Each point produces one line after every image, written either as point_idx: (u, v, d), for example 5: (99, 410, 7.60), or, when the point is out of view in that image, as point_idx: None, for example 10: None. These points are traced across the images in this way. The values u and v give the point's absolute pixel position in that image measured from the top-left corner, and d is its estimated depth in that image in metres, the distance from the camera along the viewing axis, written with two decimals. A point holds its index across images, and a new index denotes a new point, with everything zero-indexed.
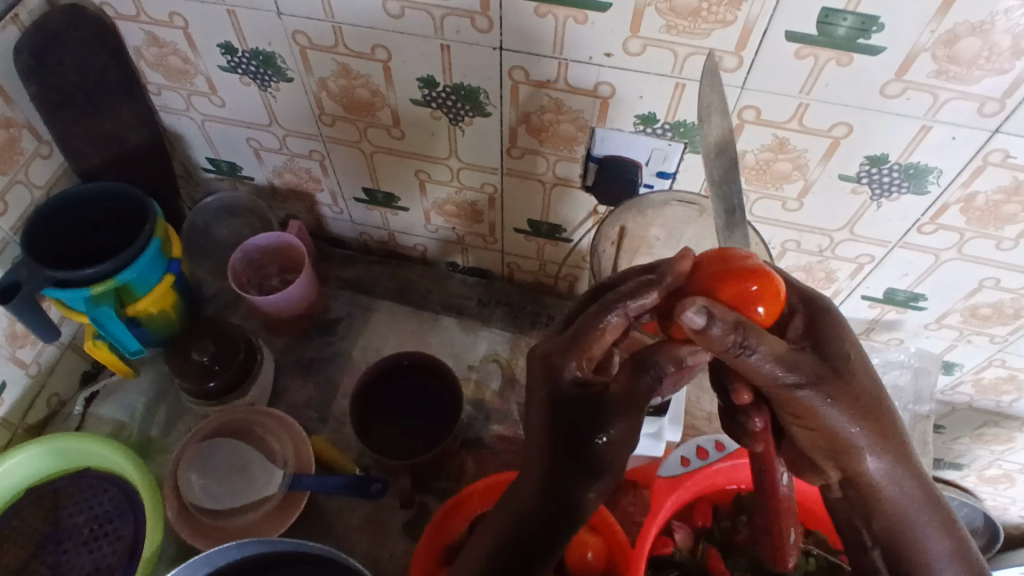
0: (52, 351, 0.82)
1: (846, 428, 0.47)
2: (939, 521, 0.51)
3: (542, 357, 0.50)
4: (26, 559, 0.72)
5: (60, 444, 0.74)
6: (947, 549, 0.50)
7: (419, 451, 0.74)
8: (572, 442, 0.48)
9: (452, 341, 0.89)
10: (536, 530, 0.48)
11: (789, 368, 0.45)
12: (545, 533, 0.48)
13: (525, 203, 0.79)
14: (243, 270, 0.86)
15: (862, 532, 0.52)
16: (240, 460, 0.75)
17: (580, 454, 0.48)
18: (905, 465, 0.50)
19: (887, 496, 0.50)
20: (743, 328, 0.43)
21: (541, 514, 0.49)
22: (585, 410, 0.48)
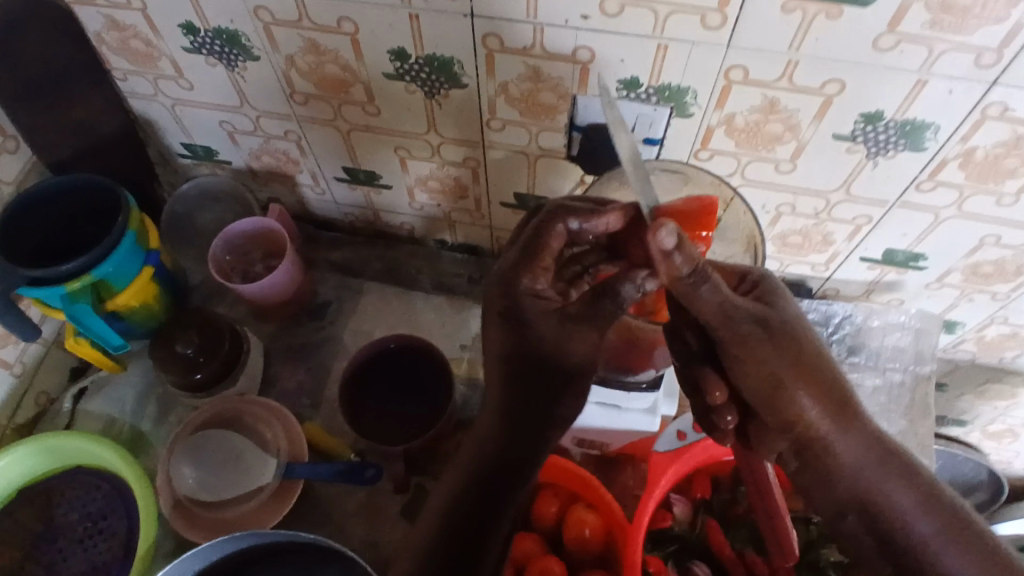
0: (36, 349, 0.81)
1: (788, 376, 0.47)
2: (903, 477, 0.49)
3: (501, 288, 0.52)
4: (20, 560, 0.72)
5: (49, 443, 0.73)
6: (916, 505, 0.49)
7: (401, 441, 0.72)
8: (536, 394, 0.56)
9: (444, 321, 0.88)
10: (494, 485, 0.56)
11: (735, 321, 0.46)
12: (505, 482, 0.57)
13: (509, 176, 0.77)
14: (225, 257, 0.83)
15: (832, 499, 0.51)
16: (234, 449, 0.75)
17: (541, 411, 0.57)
18: (858, 429, 0.49)
19: (849, 460, 0.49)
20: (700, 262, 0.43)
21: (497, 468, 0.57)
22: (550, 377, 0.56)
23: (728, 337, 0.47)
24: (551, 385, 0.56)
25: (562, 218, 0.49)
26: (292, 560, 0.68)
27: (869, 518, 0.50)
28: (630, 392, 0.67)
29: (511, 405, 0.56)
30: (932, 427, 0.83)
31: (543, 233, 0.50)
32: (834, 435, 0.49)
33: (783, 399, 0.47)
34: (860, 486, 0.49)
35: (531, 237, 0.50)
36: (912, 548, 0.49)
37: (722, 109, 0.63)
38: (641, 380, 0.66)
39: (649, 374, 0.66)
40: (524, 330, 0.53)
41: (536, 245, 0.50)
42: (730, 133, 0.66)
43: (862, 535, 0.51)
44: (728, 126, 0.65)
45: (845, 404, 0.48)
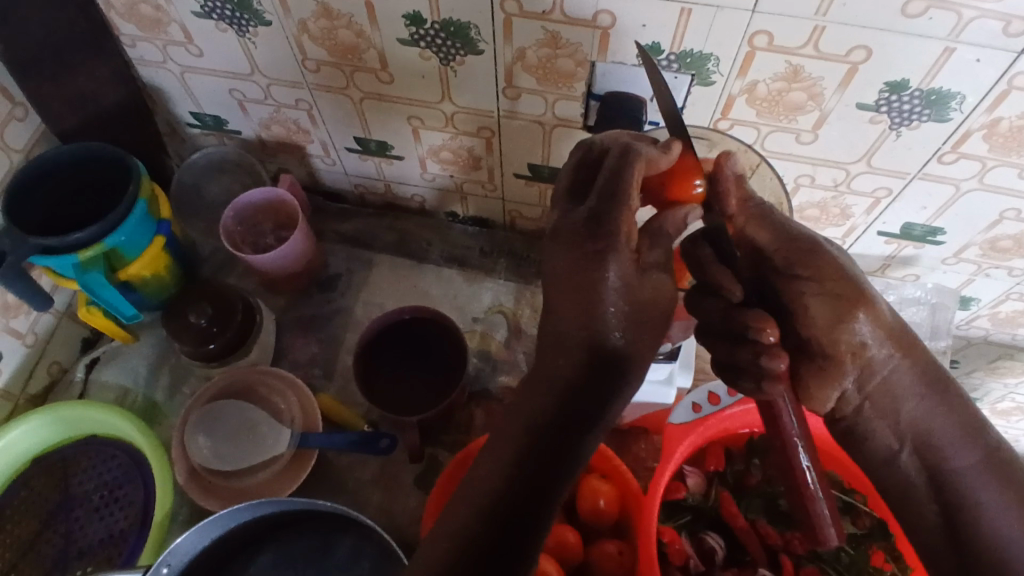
0: (48, 320, 0.81)
1: (847, 295, 0.47)
2: (952, 410, 0.49)
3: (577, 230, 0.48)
4: (37, 528, 0.72)
5: (65, 413, 0.73)
6: (963, 439, 0.49)
7: (414, 413, 0.72)
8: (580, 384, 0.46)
9: (456, 294, 0.87)
10: (531, 494, 0.43)
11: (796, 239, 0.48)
12: (533, 508, 0.43)
13: (523, 146, 0.76)
14: (235, 228, 0.82)
15: (885, 435, 0.50)
16: (248, 420, 0.75)
17: (569, 429, 0.45)
18: (913, 358, 0.49)
19: (903, 387, 0.49)
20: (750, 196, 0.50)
21: (522, 491, 0.44)
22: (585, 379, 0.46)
23: (789, 254, 0.48)
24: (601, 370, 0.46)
25: (639, 155, 0.47)
26: (306, 537, 0.71)
27: (921, 452, 0.49)
28: (647, 363, 0.67)
29: (540, 403, 0.46)
30: None
31: (625, 173, 0.47)
32: (887, 361, 0.48)
33: (826, 339, 0.48)
34: (918, 419, 0.49)
35: (610, 180, 0.47)
36: (954, 478, 0.49)
37: (744, 77, 0.62)
38: (658, 351, 0.66)
39: (666, 346, 0.66)
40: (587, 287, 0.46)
41: (620, 189, 0.47)
42: (751, 102, 0.64)
43: (914, 474, 0.50)
44: (750, 95, 0.64)
45: (899, 335, 0.48)
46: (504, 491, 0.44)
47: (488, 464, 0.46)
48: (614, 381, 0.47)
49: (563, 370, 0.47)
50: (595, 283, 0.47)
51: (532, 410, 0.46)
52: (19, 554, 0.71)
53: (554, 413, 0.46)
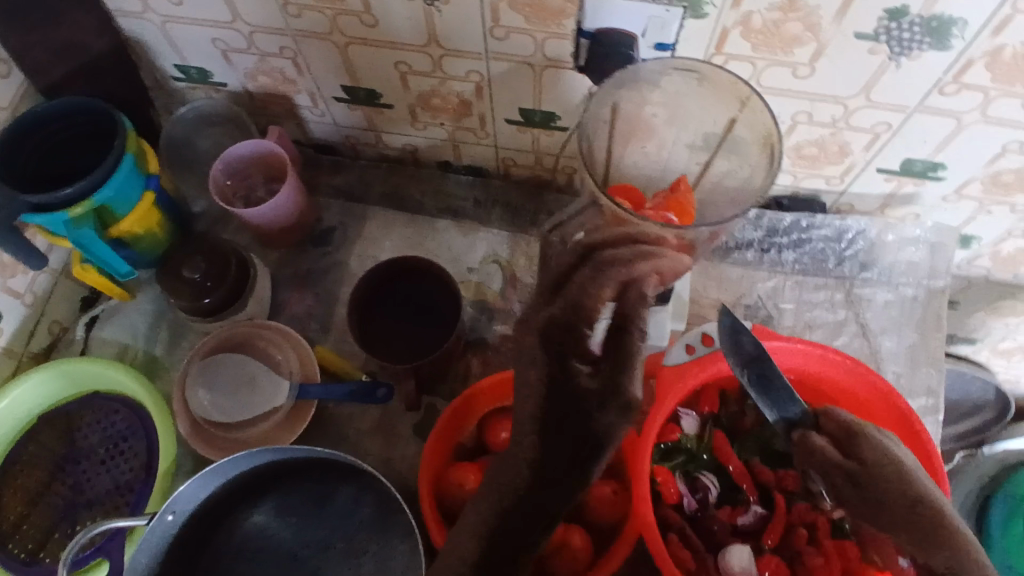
0: (46, 278, 0.80)
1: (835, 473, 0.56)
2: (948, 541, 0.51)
3: (559, 318, 0.52)
4: (46, 482, 0.73)
5: (67, 368, 0.73)
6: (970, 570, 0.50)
7: (402, 360, 0.72)
8: (556, 422, 0.50)
9: (450, 245, 0.87)
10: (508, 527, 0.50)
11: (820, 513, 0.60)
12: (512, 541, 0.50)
13: (514, 89, 0.74)
14: (225, 182, 0.81)
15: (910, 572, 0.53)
16: (248, 373, 0.76)
17: (550, 463, 0.50)
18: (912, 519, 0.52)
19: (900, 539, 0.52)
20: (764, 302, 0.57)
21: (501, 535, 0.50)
22: (547, 435, 0.50)
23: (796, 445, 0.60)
24: (574, 414, 0.50)
25: (608, 271, 0.52)
26: (309, 483, 0.73)
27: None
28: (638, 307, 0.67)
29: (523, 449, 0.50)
30: (944, 339, 0.82)
31: (589, 285, 0.52)
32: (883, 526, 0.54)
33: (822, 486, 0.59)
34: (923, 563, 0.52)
35: (586, 279, 0.53)
36: None
37: (739, 8, 0.60)
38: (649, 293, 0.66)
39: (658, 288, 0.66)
40: (556, 354, 0.52)
41: (587, 296, 0.52)
42: (747, 35, 0.62)
43: None
44: (745, 28, 0.62)
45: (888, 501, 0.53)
46: (486, 551, 0.49)
47: (467, 523, 0.51)
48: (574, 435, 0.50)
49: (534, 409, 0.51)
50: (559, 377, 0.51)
51: (510, 453, 0.51)
52: (30, 505, 0.72)
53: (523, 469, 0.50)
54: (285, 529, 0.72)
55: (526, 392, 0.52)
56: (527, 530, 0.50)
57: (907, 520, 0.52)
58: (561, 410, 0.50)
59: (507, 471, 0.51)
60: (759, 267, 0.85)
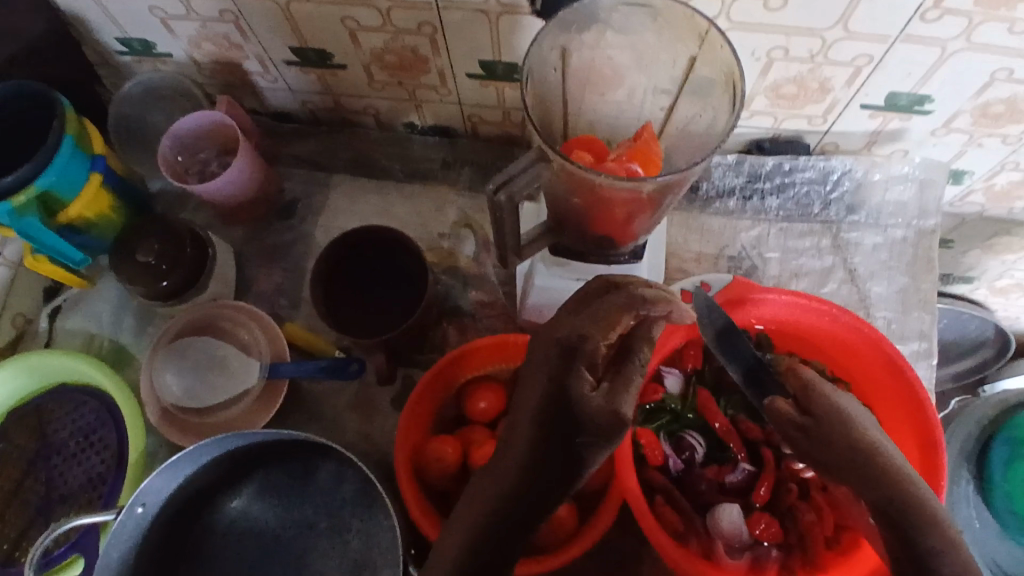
0: (3, 271, 0.79)
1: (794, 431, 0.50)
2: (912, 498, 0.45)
3: (572, 340, 0.49)
4: (19, 479, 0.71)
5: (24, 363, 0.71)
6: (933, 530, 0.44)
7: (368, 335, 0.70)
8: (557, 439, 0.45)
9: (420, 211, 0.83)
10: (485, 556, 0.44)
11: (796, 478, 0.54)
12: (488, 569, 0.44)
13: (470, 40, 0.70)
14: (176, 160, 0.77)
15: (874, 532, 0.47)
16: (216, 356, 0.73)
17: (541, 484, 0.44)
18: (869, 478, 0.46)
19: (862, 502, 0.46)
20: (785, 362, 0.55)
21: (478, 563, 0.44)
22: (541, 448, 0.45)
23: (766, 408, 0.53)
24: (575, 433, 0.45)
25: (628, 299, 0.51)
26: (287, 464, 0.71)
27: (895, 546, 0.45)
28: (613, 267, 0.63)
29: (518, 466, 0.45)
30: (935, 281, 0.79)
31: (609, 306, 0.51)
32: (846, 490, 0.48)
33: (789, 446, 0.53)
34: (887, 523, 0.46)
35: (605, 303, 0.51)
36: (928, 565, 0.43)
37: None
38: (623, 251, 0.62)
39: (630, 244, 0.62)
40: (561, 368, 0.48)
41: (604, 316, 0.50)
42: None
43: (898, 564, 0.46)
44: None
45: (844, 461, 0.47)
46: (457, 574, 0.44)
47: (450, 539, 0.45)
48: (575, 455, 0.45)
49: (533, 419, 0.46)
50: (566, 388, 0.47)
51: (499, 468, 0.46)
52: (5, 504, 0.70)
53: (519, 478, 0.44)
54: (265, 511, 0.70)
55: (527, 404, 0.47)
56: (512, 551, 0.44)
57: (868, 477, 0.45)
58: (562, 428, 0.46)
59: (501, 478, 0.45)
60: (743, 216, 0.82)
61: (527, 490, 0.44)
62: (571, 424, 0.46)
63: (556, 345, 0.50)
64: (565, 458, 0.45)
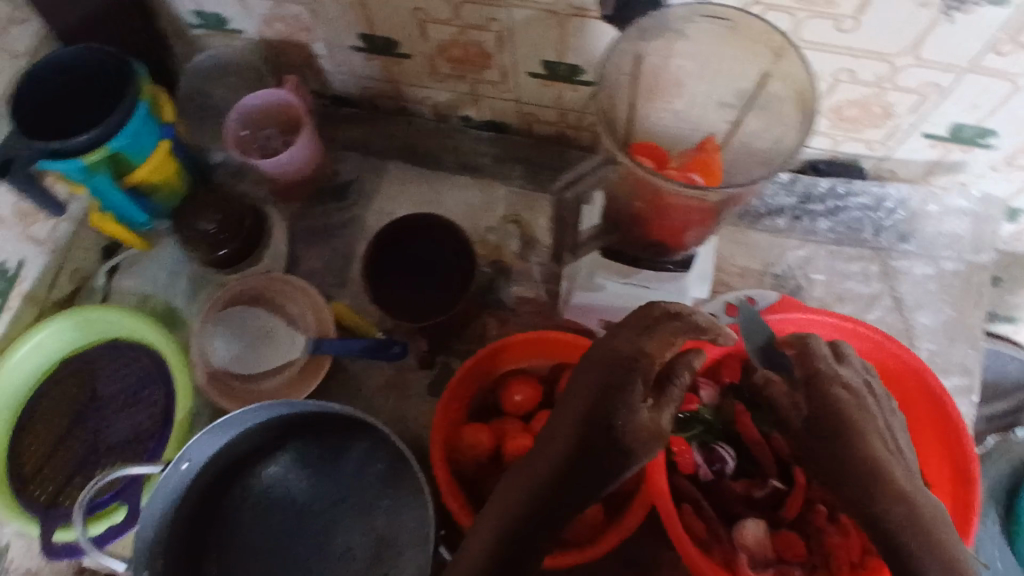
0: (65, 227, 0.80)
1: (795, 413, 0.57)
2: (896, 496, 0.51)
3: (628, 349, 0.51)
4: (66, 428, 0.74)
5: (85, 315, 0.75)
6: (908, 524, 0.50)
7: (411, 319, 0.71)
8: (604, 444, 0.48)
9: (470, 202, 0.85)
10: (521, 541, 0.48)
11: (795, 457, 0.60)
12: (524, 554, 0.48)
13: (537, 37, 0.71)
14: (241, 133, 0.79)
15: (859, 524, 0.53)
16: (263, 326, 0.75)
17: (583, 486, 0.48)
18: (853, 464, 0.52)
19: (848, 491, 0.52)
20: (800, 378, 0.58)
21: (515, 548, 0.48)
22: (588, 455, 0.48)
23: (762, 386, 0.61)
24: (621, 441, 0.48)
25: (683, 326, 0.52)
26: (326, 434, 0.73)
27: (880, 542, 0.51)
28: (658, 274, 0.62)
29: (563, 465, 0.48)
30: (983, 316, 0.78)
31: (663, 328, 0.52)
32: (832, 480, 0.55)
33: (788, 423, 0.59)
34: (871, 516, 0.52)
35: (660, 322, 0.52)
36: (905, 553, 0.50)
37: None
38: (669, 260, 0.62)
39: (680, 253, 0.62)
40: (615, 375, 0.49)
41: (659, 334, 0.51)
42: None
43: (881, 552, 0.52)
44: None
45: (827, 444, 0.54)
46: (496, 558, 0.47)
47: (488, 523, 0.49)
48: (606, 469, 0.48)
49: (580, 421, 0.49)
50: (619, 398, 0.49)
51: (541, 462, 0.49)
52: (51, 450, 0.73)
53: (555, 480, 0.48)
54: (299, 480, 0.72)
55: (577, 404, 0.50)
56: (540, 546, 0.48)
57: (859, 479, 0.52)
58: (609, 436, 0.48)
59: (537, 476, 0.49)
60: (792, 235, 0.82)
61: (554, 499, 0.48)
62: (618, 433, 0.48)
63: (610, 351, 0.51)
64: (594, 473, 0.48)
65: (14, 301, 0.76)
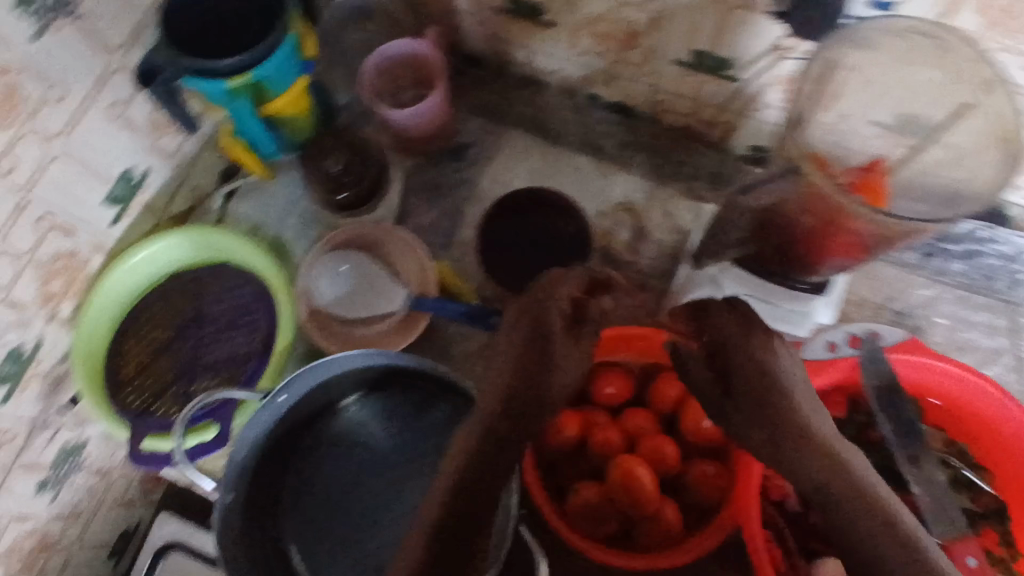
0: (192, 144, 0.80)
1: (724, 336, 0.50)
2: (838, 476, 0.46)
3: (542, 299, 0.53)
4: (169, 338, 0.76)
5: (202, 235, 0.76)
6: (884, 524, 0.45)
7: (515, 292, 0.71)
8: (527, 397, 0.50)
9: (587, 183, 0.83)
10: (473, 516, 0.50)
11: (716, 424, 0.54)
12: (478, 518, 0.50)
13: (692, 26, 0.68)
14: (375, 80, 0.79)
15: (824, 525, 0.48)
16: (366, 274, 0.77)
17: (504, 441, 0.50)
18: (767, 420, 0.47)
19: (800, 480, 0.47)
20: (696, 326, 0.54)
21: (467, 507, 0.50)
22: (508, 405, 0.50)
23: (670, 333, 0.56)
24: (540, 396, 0.51)
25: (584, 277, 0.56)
26: (411, 390, 0.74)
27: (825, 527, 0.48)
28: (789, 291, 0.63)
29: (500, 417, 0.50)
30: None
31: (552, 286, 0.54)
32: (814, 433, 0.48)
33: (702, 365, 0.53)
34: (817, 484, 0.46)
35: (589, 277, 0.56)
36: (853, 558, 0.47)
37: None
38: (805, 281, 0.62)
39: (815, 277, 0.62)
40: (545, 319, 0.52)
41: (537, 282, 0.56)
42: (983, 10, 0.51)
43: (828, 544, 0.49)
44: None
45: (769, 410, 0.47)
46: (438, 529, 0.49)
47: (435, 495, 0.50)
48: (529, 428, 0.52)
49: (504, 379, 0.51)
50: (543, 338, 0.52)
51: (478, 427, 0.50)
52: (152, 358, 0.75)
53: (488, 434, 0.50)
54: (379, 431, 0.73)
55: (510, 357, 0.52)
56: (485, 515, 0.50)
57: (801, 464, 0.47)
58: (519, 397, 0.50)
59: (471, 439, 0.50)
60: (919, 273, 0.78)
61: (493, 454, 0.50)
62: (528, 381, 0.50)
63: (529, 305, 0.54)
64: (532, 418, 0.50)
65: (134, 209, 0.76)
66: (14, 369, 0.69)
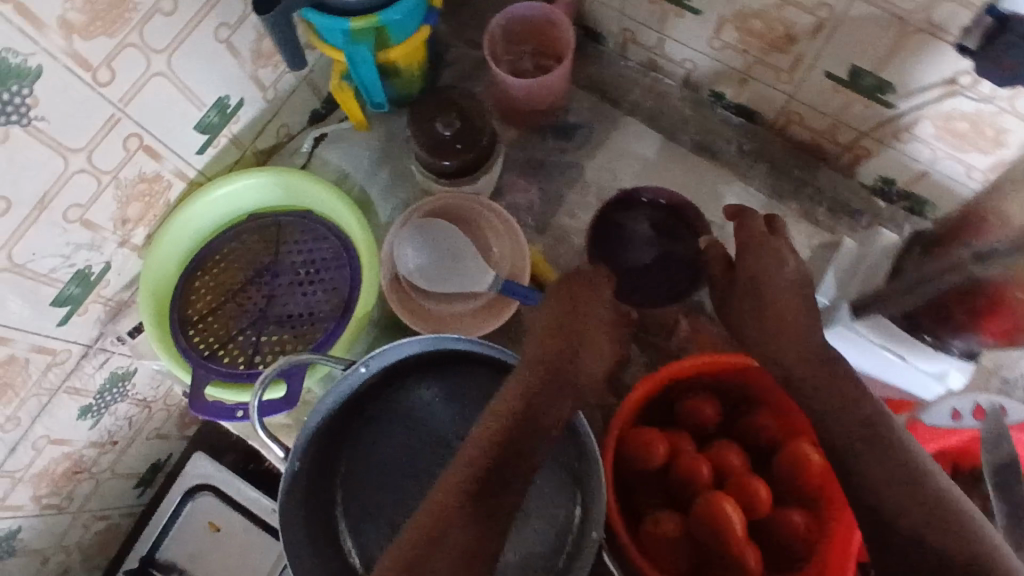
0: (289, 81, 0.74)
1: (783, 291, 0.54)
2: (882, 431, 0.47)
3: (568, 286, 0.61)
4: (241, 283, 0.72)
5: (289, 179, 0.71)
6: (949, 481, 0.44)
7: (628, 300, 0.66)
8: (555, 355, 0.56)
9: (698, 188, 0.78)
10: (507, 453, 0.49)
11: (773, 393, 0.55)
12: (515, 463, 0.50)
13: (861, 41, 0.62)
14: (498, 40, 0.74)
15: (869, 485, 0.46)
16: (453, 247, 0.70)
17: (548, 395, 0.54)
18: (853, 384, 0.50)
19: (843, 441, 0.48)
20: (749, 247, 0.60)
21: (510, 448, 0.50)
22: (551, 358, 0.55)
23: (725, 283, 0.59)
24: (568, 351, 0.56)
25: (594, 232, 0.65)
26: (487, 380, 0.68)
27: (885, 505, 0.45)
28: (929, 352, 0.56)
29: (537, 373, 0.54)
30: None
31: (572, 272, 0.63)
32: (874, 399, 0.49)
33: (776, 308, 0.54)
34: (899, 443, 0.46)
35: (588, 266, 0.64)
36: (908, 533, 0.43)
37: None
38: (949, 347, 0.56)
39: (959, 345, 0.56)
40: (574, 298, 0.60)
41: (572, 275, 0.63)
42: None
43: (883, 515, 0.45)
44: None
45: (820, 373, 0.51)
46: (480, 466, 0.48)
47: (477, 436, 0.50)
48: (565, 394, 0.55)
49: (547, 343, 0.56)
50: (575, 311, 0.59)
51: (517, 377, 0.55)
52: (221, 301, 0.72)
53: (531, 381, 0.54)
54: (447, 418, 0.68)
55: (547, 325, 0.59)
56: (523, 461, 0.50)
57: (867, 436, 0.47)
58: (558, 359, 0.55)
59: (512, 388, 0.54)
60: None
61: (534, 404, 0.52)
62: (574, 344, 0.57)
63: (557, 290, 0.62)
64: (565, 375, 0.55)
65: (222, 139, 0.71)
66: (79, 291, 0.65)
